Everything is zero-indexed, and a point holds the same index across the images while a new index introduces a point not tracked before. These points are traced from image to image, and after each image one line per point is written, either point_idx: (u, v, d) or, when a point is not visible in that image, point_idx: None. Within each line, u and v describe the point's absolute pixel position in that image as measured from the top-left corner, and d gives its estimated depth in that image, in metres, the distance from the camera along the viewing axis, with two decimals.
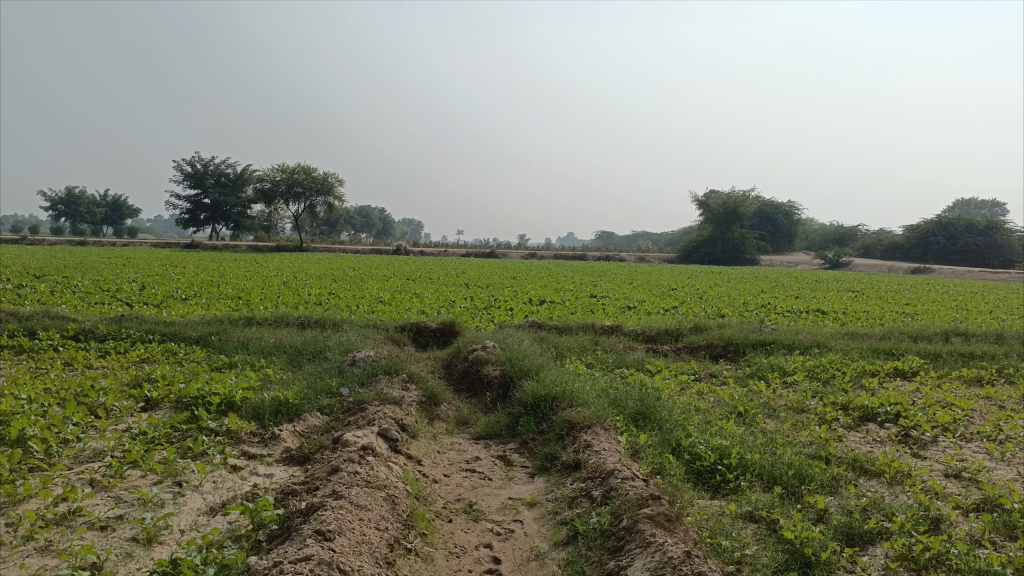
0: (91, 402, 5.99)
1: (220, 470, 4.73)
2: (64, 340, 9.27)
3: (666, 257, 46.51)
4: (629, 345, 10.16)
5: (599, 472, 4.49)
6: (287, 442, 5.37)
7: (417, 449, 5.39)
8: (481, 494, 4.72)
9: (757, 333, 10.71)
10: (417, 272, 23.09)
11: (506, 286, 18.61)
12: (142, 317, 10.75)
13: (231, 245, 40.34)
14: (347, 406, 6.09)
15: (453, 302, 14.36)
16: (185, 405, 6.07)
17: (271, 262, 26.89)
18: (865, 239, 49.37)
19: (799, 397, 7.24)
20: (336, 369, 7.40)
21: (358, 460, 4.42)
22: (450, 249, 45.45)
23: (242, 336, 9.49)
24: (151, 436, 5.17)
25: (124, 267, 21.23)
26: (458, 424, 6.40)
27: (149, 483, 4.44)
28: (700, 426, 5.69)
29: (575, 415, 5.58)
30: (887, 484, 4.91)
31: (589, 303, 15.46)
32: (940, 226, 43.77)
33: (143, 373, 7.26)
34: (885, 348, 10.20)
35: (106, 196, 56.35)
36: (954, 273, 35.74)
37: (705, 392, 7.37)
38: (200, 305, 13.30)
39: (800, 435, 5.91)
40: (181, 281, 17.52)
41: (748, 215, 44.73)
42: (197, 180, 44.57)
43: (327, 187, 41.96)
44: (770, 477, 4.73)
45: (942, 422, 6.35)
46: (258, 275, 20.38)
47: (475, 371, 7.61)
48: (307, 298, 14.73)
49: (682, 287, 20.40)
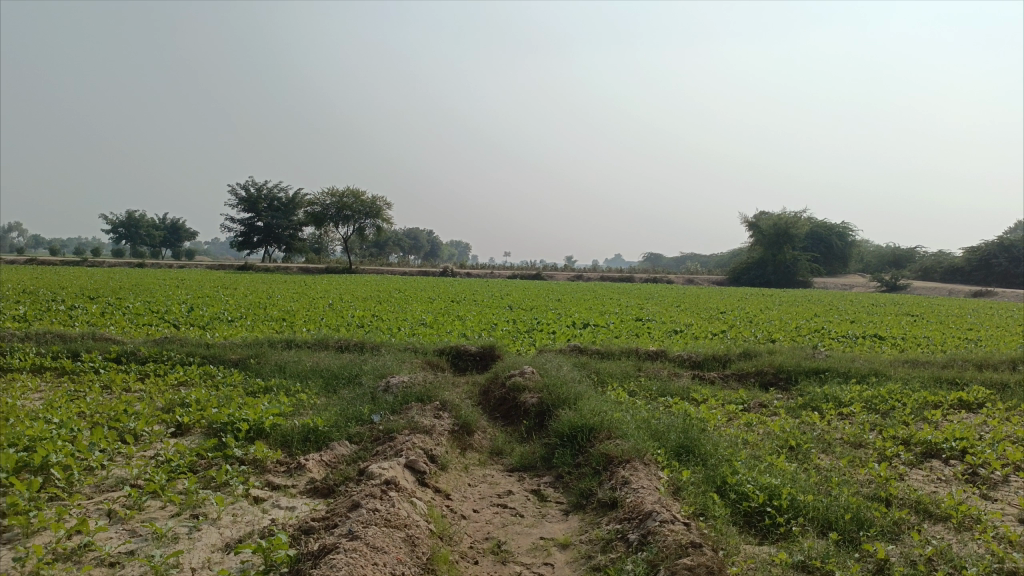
0: (120, 427, 5.90)
1: (240, 502, 4.56)
2: (106, 362, 9.32)
3: (715, 280, 45.67)
4: (674, 371, 9.79)
5: (636, 513, 4.18)
6: (312, 472, 5.19)
7: (446, 483, 5.15)
8: (511, 533, 4.45)
9: (810, 360, 10.22)
10: (461, 294, 22.98)
11: (550, 308, 18.37)
12: (184, 339, 10.78)
13: (281, 267, 41.00)
14: (376, 435, 5.89)
15: (495, 325, 14.13)
16: (213, 431, 5.94)
17: (317, 283, 27.12)
18: (923, 261, 47.77)
19: (856, 430, 6.80)
20: (369, 394, 7.23)
21: (379, 496, 4.19)
22: (498, 271, 45.42)
23: (279, 359, 9.41)
24: (175, 464, 5.03)
25: (175, 289, 21.57)
26: (491, 455, 6.15)
27: (166, 516, 4.29)
28: (748, 462, 5.33)
29: (613, 448, 5.28)
30: (954, 530, 4.48)
31: (635, 326, 15.08)
32: (1003, 248, 42.13)
33: (178, 397, 7.19)
34: (947, 377, 9.64)
35: (165, 219, 58.08)
36: (1019, 297, 34.23)
37: (753, 423, 6.99)
38: (243, 326, 13.34)
39: (856, 473, 5.50)
40: (229, 302, 17.72)
41: (800, 237, 43.68)
42: (251, 204, 45.48)
43: (377, 210, 42.26)
44: (824, 521, 4.35)
45: (1013, 459, 5.86)
46: (305, 296, 20.52)
47: (512, 398, 7.36)
48: (349, 320, 14.69)
49: (732, 311, 19.84)
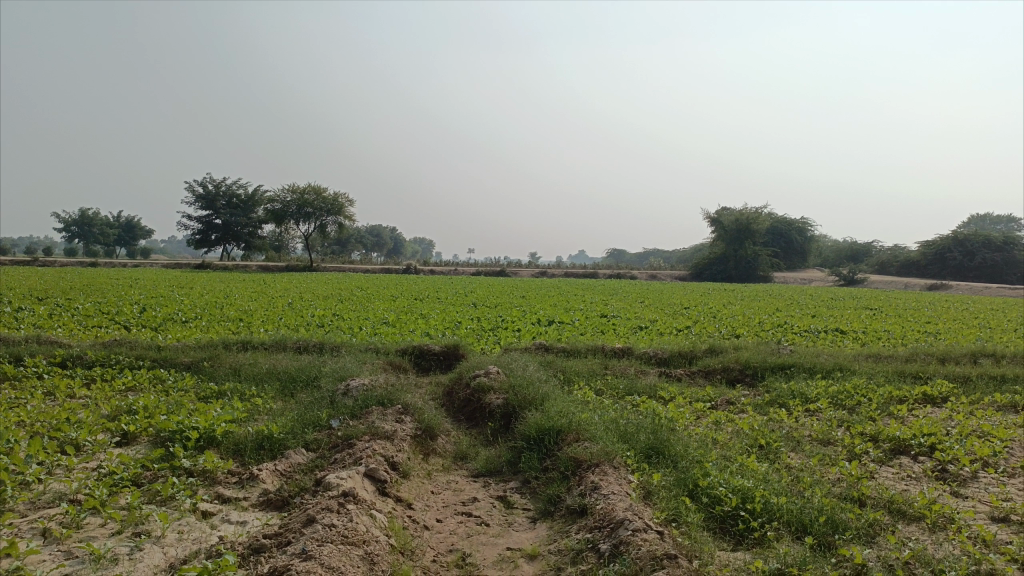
0: (61, 437, 5.55)
1: (187, 518, 4.28)
2: (50, 367, 8.87)
3: (677, 275, 45.91)
4: (640, 369, 9.67)
5: (607, 521, 4.01)
6: (265, 483, 4.92)
7: (408, 491, 4.93)
8: (477, 544, 4.24)
9: (776, 356, 10.17)
10: (424, 291, 22.69)
11: (514, 305, 18.20)
12: (134, 342, 10.34)
13: (241, 266, 40.21)
14: (335, 442, 5.64)
15: (458, 324, 13.88)
16: (161, 441, 5.63)
17: (277, 282, 26.63)
18: (880, 255, 48.64)
19: (824, 427, 6.73)
20: (328, 398, 6.96)
21: (336, 510, 3.96)
22: (461, 268, 45.09)
23: (234, 361, 9.07)
24: (118, 477, 4.72)
25: (128, 288, 20.90)
26: (455, 460, 5.94)
27: (106, 534, 4.00)
28: (719, 464, 5.19)
29: (581, 452, 5.11)
30: (928, 530, 4.39)
31: (600, 323, 14.96)
32: (956, 242, 43.06)
33: (125, 403, 6.84)
34: (910, 371, 9.67)
35: (120, 218, 56.65)
36: (971, 289, 35.08)
37: (722, 422, 6.86)
38: (198, 328, 12.91)
39: (827, 472, 5.40)
40: (184, 302, 17.20)
41: (760, 232, 44.10)
42: (209, 201, 44.46)
43: (338, 206, 41.58)
44: (799, 525, 4.21)
45: (982, 455, 5.81)
46: (263, 295, 20.05)
47: (476, 399, 7.16)
48: (309, 319, 14.32)
49: (696, 306, 19.87)
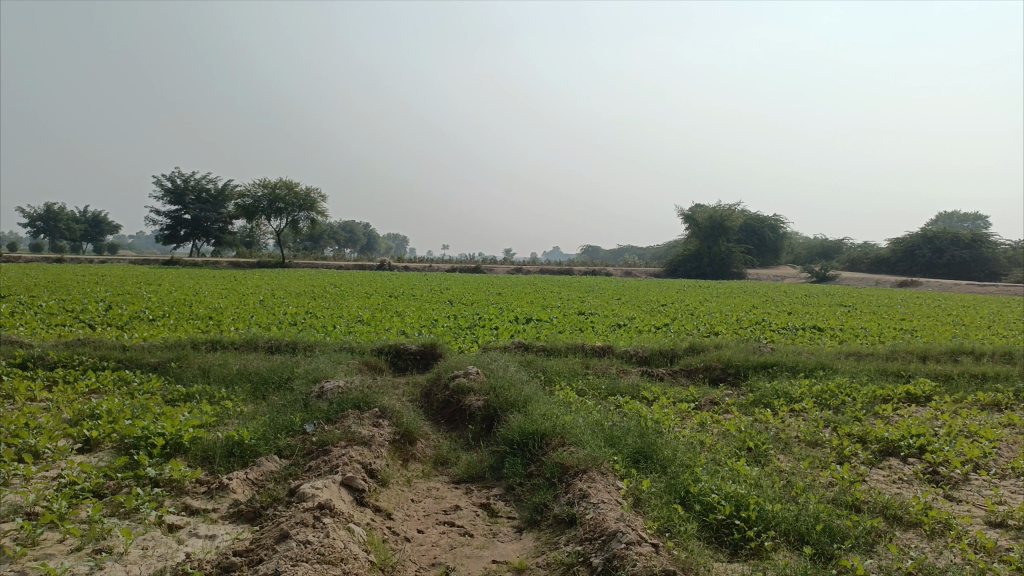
0: (19, 444, 5.25)
1: (152, 532, 4.02)
2: (11, 368, 8.50)
3: (652, 272, 46.01)
4: (622, 368, 9.52)
5: (598, 532, 3.83)
6: (236, 493, 4.67)
7: (388, 500, 4.72)
8: (460, 556, 4.03)
9: (757, 354, 10.07)
10: (398, 288, 22.36)
11: (490, 303, 17.99)
12: (99, 342, 9.97)
13: (212, 262, 39.53)
14: (309, 448, 5.40)
15: (435, 322, 13.66)
16: (125, 447, 5.33)
17: (248, 279, 26.15)
18: (850, 252, 49.15)
19: (812, 428, 6.61)
20: (301, 401, 6.69)
21: (312, 524, 3.73)
22: (437, 265, 44.80)
23: (203, 362, 8.75)
24: (78, 487, 4.44)
25: (95, 286, 20.36)
26: (436, 465, 5.73)
27: (63, 551, 3.72)
28: (709, 468, 5.03)
29: (568, 457, 4.92)
30: (926, 538, 4.26)
31: (578, 321, 14.80)
32: (926, 239, 43.61)
33: (88, 407, 6.51)
34: (891, 370, 9.61)
35: (87, 212, 55.51)
36: (940, 287, 35.57)
37: (707, 423, 6.71)
38: (167, 326, 12.54)
39: (818, 476, 5.27)
40: (152, 300, 16.76)
41: (734, 229, 44.31)
42: (178, 196, 43.62)
43: (310, 203, 41.01)
44: (796, 534, 4.06)
45: (972, 456, 5.71)
46: (235, 293, 19.62)
47: (456, 401, 6.93)
48: (282, 318, 13.98)
49: (673, 304, 19.78)
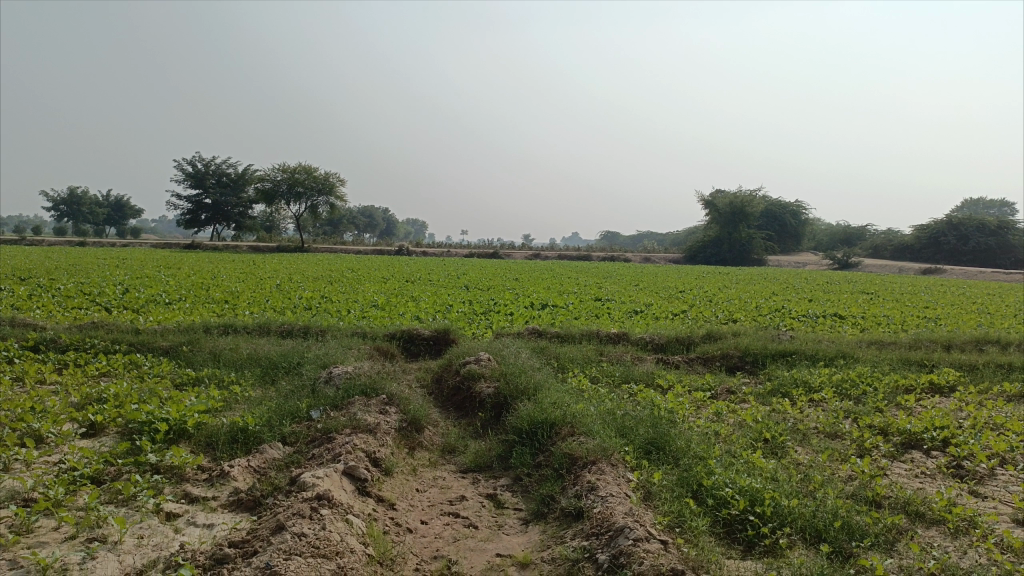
0: (22, 428, 5.19)
1: (148, 521, 3.93)
2: (23, 351, 8.48)
3: (671, 258, 45.57)
4: (637, 355, 9.33)
5: (605, 528, 3.68)
6: (237, 481, 4.58)
7: (391, 490, 4.60)
8: (463, 549, 3.91)
9: (776, 342, 9.85)
10: (414, 273, 22.23)
11: (507, 288, 17.82)
12: (112, 325, 9.94)
13: (230, 246, 39.62)
14: (314, 436, 5.30)
15: (450, 307, 13.53)
16: (129, 432, 5.25)
17: (266, 263, 26.17)
18: (874, 239, 48.39)
19: (832, 419, 6.41)
20: (308, 387, 6.59)
21: (309, 515, 3.63)
22: (455, 250, 44.72)
23: (214, 347, 8.69)
24: (77, 474, 4.36)
25: (115, 269, 20.43)
26: (443, 454, 5.60)
27: (57, 540, 3.64)
28: (723, 460, 4.87)
29: (577, 448, 4.77)
30: (950, 536, 4.08)
31: (595, 307, 14.60)
32: (951, 226, 42.82)
33: (95, 390, 6.45)
34: (915, 359, 9.35)
35: (109, 196, 55.90)
36: (966, 274, 34.95)
37: (723, 413, 6.53)
38: (181, 310, 12.52)
39: (837, 469, 5.09)
40: (169, 283, 16.76)
41: (755, 215, 43.76)
42: (198, 180, 43.74)
43: (328, 187, 40.99)
44: (812, 531, 3.90)
45: (999, 450, 5.50)
46: (251, 277, 19.59)
47: (466, 388, 6.80)
48: (296, 302, 13.92)
49: (692, 290, 19.51)
